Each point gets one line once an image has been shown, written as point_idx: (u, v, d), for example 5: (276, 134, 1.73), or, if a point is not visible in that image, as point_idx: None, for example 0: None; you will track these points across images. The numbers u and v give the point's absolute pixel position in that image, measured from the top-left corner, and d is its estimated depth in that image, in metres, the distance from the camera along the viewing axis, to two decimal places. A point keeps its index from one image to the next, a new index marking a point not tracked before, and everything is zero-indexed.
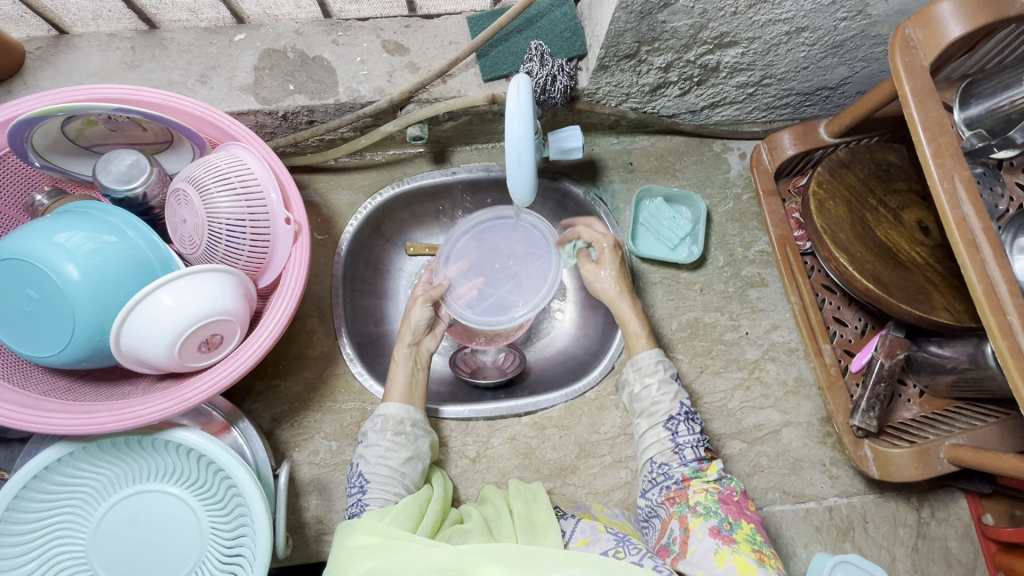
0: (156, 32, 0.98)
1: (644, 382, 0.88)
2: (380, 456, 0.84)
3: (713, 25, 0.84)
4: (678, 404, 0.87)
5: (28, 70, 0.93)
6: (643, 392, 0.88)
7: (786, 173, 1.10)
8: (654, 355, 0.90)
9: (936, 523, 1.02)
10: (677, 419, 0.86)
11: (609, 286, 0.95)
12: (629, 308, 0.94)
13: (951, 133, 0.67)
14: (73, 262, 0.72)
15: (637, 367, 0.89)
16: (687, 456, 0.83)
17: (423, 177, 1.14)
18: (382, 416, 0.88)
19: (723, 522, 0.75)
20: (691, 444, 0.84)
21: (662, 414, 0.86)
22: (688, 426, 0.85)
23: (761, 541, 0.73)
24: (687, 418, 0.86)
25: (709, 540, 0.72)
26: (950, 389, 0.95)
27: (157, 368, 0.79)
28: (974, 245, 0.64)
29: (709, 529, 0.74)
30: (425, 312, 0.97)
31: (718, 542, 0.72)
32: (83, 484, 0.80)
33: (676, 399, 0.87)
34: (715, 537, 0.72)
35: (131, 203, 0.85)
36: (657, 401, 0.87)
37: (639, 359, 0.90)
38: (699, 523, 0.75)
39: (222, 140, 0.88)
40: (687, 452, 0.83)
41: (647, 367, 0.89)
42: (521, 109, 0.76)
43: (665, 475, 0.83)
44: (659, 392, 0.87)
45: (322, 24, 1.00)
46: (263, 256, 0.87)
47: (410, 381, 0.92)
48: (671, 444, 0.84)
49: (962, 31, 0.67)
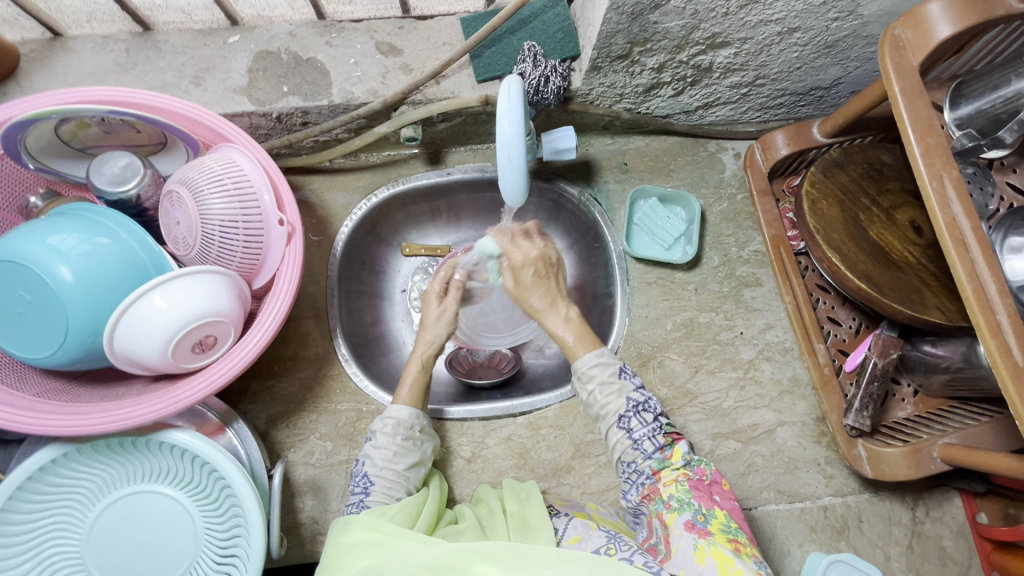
0: (150, 34, 0.98)
1: (590, 388, 0.83)
2: (388, 460, 0.84)
3: (705, 26, 0.84)
4: (625, 400, 0.82)
5: (23, 73, 0.93)
6: (591, 399, 0.83)
7: (780, 173, 1.10)
8: (597, 355, 0.84)
9: (931, 522, 1.02)
10: (628, 416, 0.81)
11: (534, 300, 0.87)
12: (558, 324, 0.86)
13: (940, 134, 0.67)
14: (66, 263, 0.72)
15: (579, 375, 0.84)
16: (648, 449, 0.80)
17: (417, 178, 1.15)
18: (393, 418, 0.87)
19: (697, 514, 0.74)
20: (648, 436, 0.81)
21: (613, 413, 0.82)
22: (641, 420, 0.81)
23: (736, 527, 0.73)
24: (638, 411, 0.81)
25: (686, 537, 0.72)
26: (944, 388, 0.95)
27: (150, 370, 0.79)
28: (964, 245, 0.64)
29: (684, 523, 0.74)
30: (448, 325, 0.96)
31: (695, 537, 0.72)
32: (78, 484, 0.80)
33: (622, 395, 0.82)
34: (691, 532, 0.72)
35: (125, 205, 0.85)
36: (604, 403, 0.82)
37: (581, 366, 0.84)
38: (674, 519, 0.74)
39: (217, 142, 0.89)
40: (647, 445, 0.80)
41: (586, 373, 0.83)
42: (511, 109, 0.76)
43: (637, 473, 0.81)
44: (604, 394, 0.82)
45: (316, 26, 1.00)
46: (257, 257, 0.88)
47: (424, 386, 0.92)
48: (630, 441, 0.81)
49: (951, 32, 0.67)
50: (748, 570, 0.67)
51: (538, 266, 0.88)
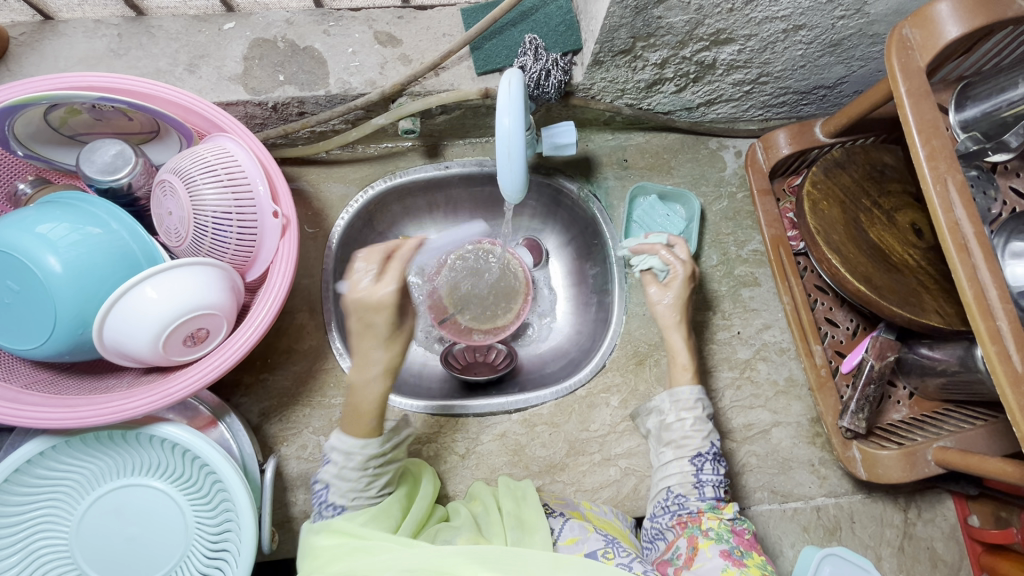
0: (143, 19, 0.96)
1: (680, 415, 0.90)
2: (353, 490, 0.76)
3: (709, 22, 0.83)
4: (708, 443, 0.88)
5: (11, 56, 0.91)
6: (676, 424, 0.90)
7: (781, 172, 1.09)
8: (695, 391, 0.91)
9: (923, 524, 1.03)
10: (703, 456, 0.87)
11: (670, 315, 0.94)
12: (682, 346, 0.93)
13: (945, 136, 0.66)
14: (55, 254, 0.71)
15: (676, 399, 0.90)
16: (706, 493, 0.85)
17: (416, 171, 1.13)
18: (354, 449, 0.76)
19: (734, 548, 0.78)
20: (712, 482, 0.86)
21: (692, 449, 0.88)
22: (713, 466, 0.87)
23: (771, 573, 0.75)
24: (713, 458, 0.88)
25: (717, 561, 0.76)
26: (940, 391, 0.95)
27: (140, 362, 0.78)
28: (966, 249, 0.64)
29: (719, 551, 0.77)
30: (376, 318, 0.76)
31: (728, 563, 0.76)
32: (66, 477, 0.79)
33: (708, 438, 0.89)
34: (726, 559, 0.76)
35: (116, 194, 0.83)
36: (688, 434, 0.88)
37: (679, 391, 0.91)
38: (709, 544, 0.79)
39: (210, 131, 0.87)
40: (708, 490, 0.85)
41: (685, 400, 0.90)
42: (512, 103, 0.75)
43: (680, 505, 0.85)
44: (692, 428, 0.89)
45: (314, 14, 0.99)
46: (251, 250, 0.86)
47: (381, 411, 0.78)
48: (693, 478, 0.86)
49: (960, 33, 0.66)
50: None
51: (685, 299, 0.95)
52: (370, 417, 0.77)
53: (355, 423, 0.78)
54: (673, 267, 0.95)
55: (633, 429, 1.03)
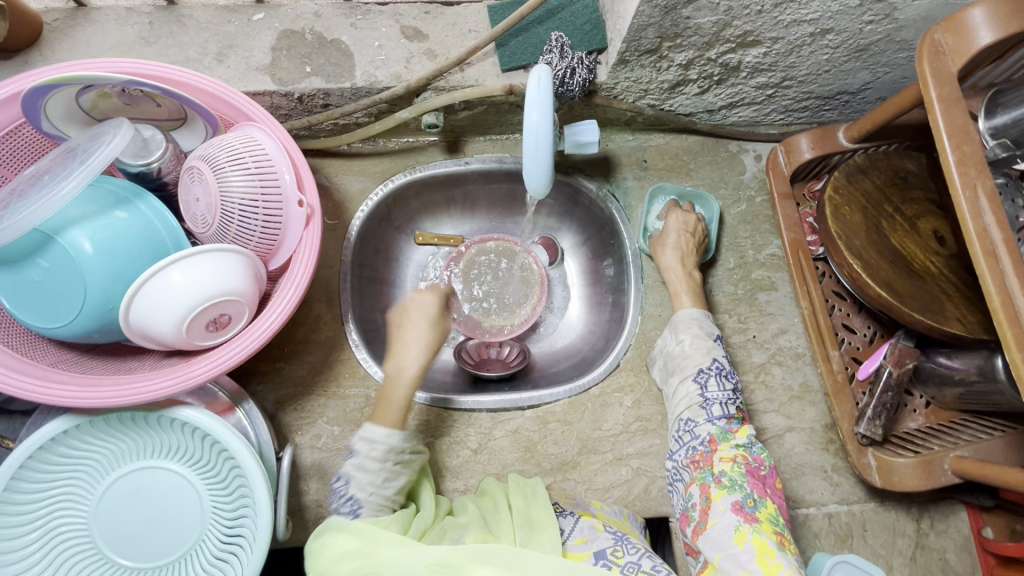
0: (174, 8, 0.97)
1: (678, 338, 0.96)
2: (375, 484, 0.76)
3: (737, 24, 0.83)
4: (710, 360, 0.91)
5: (45, 42, 0.93)
6: (676, 347, 0.95)
7: (801, 177, 1.09)
8: (697, 313, 0.98)
9: (936, 534, 1.02)
10: (707, 374, 0.90)
11: (668, 254, 1.03)
12: (677, 277, 1.02)
13: (976, 142, 0.66)
14: (86, 235, 0.73)
15: (676, 325, 0.97)
16: (715, 412, 0.87)
17: (435, 166, 1.14)
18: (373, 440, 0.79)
19: (747, 498, 0.78)
20: (720, 401, 0.88)
21: (693, 367, 0.91)
22: (719, 383, 0.89)
23: (782, 523, 0.77)
24: (720, 375, 0.90)
25: (730, 516, 0.76)
26: (957, 401, 0.95)
27: (164, 345, 0.79)
28: (994, 256, 0.63)
29: (732, 504, 0.77)
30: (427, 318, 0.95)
31: (740, 519, 0.75)
32: (89, 456, 0.81)
33: (710, 354, 0.92)
34: (738, 514, 0.76)
35: (145, 179, 0.84)
36: (690, 355, 0.93)
37: (679, 318, 0.98)
38: (722, 495, 0.78)
39: (238, 120, 0.88)
40: (716, 408, 0.87)
41: (683, 324, 0.97)
42: (540, 99, 0.76)
43: (692, 435, 0.87)
44: (692, 347, 0.93)
45: (342, 7, 0.99)
46: (275, 239, 0.87)
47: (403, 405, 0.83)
48: (700, 399, 0.89)
49: (992, 39, 0.66)
50: (786, 564, 0.71)
51: (688, 246, 1.04)
52: (398, 407, 0.82)
53: (383, 409, 0.82)
54: (686, 218, 1.06)
55: (645, 429, 1.03)
